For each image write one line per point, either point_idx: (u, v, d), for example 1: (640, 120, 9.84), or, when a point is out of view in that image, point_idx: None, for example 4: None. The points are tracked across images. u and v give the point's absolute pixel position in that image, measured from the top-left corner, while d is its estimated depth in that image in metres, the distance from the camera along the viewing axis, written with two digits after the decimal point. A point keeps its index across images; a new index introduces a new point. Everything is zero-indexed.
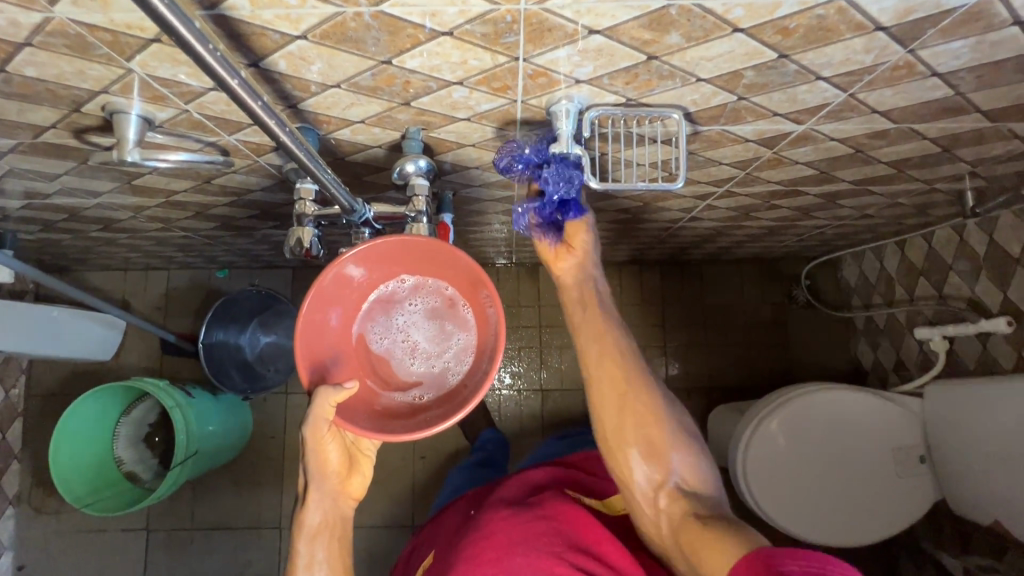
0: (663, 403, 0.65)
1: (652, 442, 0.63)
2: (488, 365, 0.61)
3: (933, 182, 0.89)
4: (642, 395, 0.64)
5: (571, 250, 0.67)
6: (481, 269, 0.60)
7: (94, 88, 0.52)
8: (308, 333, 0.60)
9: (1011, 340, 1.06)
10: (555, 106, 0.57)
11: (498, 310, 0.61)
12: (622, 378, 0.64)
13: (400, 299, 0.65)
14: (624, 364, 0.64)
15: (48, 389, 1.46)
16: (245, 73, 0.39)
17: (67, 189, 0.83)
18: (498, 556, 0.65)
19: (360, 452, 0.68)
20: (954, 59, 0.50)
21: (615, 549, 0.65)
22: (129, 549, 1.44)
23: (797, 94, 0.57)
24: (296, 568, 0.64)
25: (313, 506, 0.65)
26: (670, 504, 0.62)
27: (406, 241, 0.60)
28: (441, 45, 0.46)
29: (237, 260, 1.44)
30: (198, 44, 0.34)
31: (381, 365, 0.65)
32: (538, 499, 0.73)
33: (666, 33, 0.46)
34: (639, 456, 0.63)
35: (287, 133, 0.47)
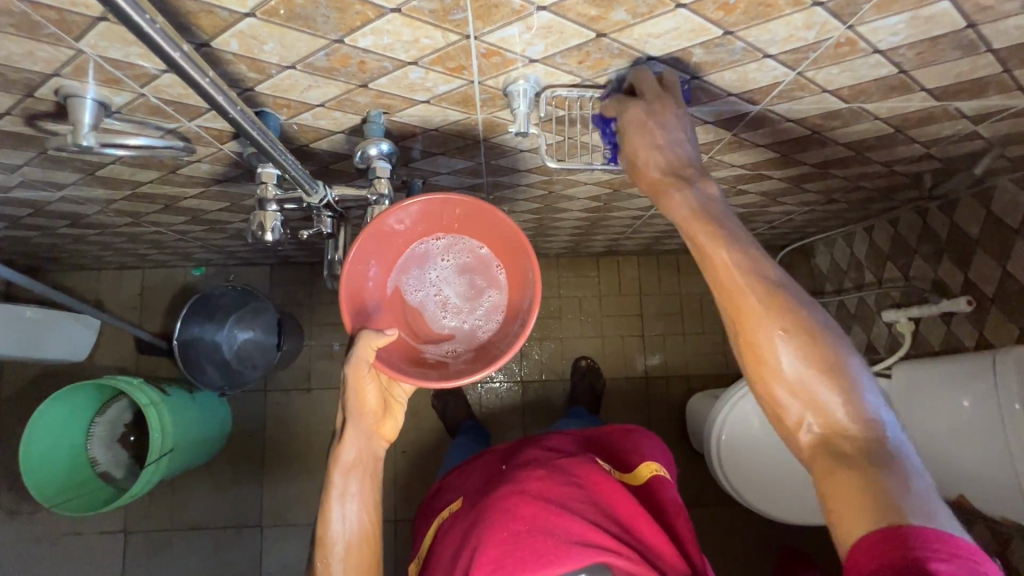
0: (829, 337, 0.49)
1: (800, 369, 0.48)
2: (522, 322, 0.63)
3: (893, 163, 0.92)
4: (795, 323, 0.49)
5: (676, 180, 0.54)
6: (519, 230, 0.62)
7: (45, 70, 0.52)
8: (350, 277, 0.62)
9: (973, 319, 1.09)
10: (511, 86, 0.58)
11: (534, 262, 0.62)
12: (752, 300, 0.50)
13: (435, 256, 0.67)
14: (754, 282, 0.50)
15: (19, 391, 1.44)
16: (187, 47, 0.39)
17: (29, 181, 0.82)
18: (535, 514, 0.65)
19: (393, 399, 0.69)
20: (893, 35, 0.52)
21: (644, 520, 0.68)
22: (105, 551, 1.42)
23: (748, 73, 0.58)
24: (330, 498, 0.65)
25: (349, 443, 0.65)
26: (831, 465, 0.45)
27: (448, 198, 0.61)
28: (391, 23, 0.47)
29: (212, 257, 1.43)
30: (136, 16, 0.34)
31: (415, 318, 0.67)
32: (573, 465, 0.74)
33: (611, 9, 0.47)
34: (782, 393, 0.49)
35: (237, 110, 0.47)
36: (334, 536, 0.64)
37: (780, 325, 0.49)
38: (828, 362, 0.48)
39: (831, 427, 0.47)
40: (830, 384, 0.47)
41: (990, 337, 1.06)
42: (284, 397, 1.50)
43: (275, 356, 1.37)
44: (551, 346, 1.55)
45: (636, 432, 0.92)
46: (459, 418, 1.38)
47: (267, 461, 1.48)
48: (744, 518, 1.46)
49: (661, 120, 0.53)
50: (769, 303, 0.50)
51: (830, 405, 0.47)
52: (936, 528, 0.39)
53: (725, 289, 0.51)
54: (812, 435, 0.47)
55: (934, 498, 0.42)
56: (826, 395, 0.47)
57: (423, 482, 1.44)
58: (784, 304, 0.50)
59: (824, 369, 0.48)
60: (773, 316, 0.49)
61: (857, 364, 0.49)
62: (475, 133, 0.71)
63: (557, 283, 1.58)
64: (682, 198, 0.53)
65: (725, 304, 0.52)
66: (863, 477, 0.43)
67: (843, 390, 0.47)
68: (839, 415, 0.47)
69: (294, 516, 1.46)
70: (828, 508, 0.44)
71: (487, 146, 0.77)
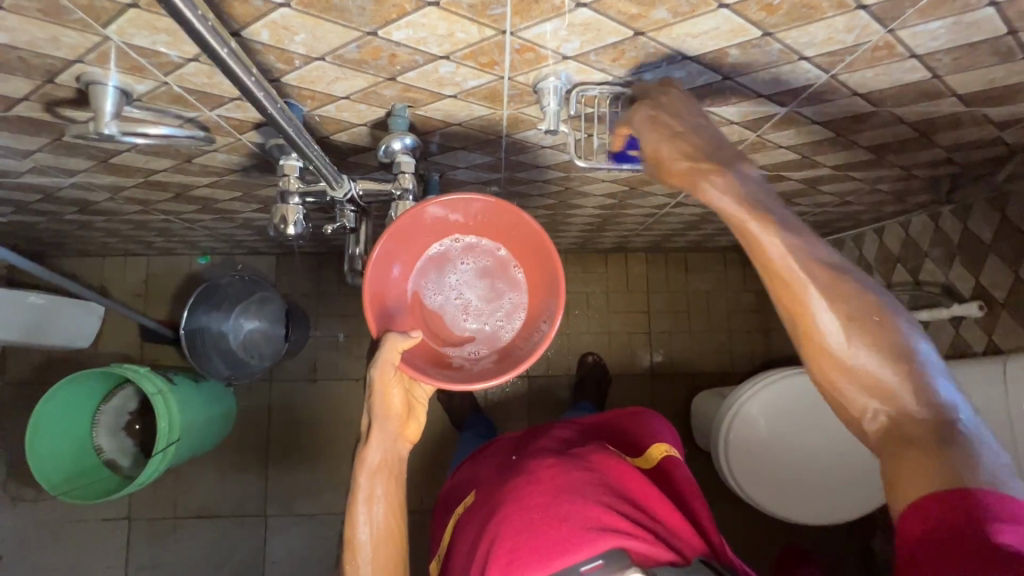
0: (887, 312, 0.48)
1: (857, 346, 0.47)
2: (546, 325, 0.62)
3: (912, 167, 0.91)
4: (849, 296, 0.48)
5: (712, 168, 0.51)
6: (543, 231, 0.61)
7: (68, 56, 0.50)
8: (374, 277, 0.61)
9: (983, 324, 1.10)
10: (542, 83, 0.57)
11: (558, 264, 0.61)
12: (806, 285, 0.48)
13: (454, 259, 0.66)
14: (810, 266, 0.48)
15: (22, 377, 1.43)
16: (233, 44, 0.39)
17: (41, 167, 0.81)
18: (547, 502, 0.65)
19: (415, 400, 0.69)
20: (932, 40, 0.52)
21: (660, 502, 0.67)
22: (109, 537, 1.42)
23: (781, 74, 0.57)
24: (357, 501, 0.65)
25: (375, 445, 0.65)
26: (897, 448, 0.44)
27: (472, 200, 0.60)
28: (428, 16, 0.46)
29: (219, 245, 1.42)
30: (188, 12, 0.33)
31: (435, 321, 0.66)
32: (583, 451, 0.74)
33: (653, 7, 0.46)
34: (841, 378, 0.47)
35: (275, 106, 0.46)
36: (362, 539, 0.64)
37: (835, 306, 0.48)
38: (887, 338, 0.47)
39: (895, 410, 0.46)
40: (893, 366, 0.46)
41: (1000, 342, 1.06)
42: (289, 388, 1.50)
43: (282, 345, 1.36)
44: (558, 341, 1.55)
45: (644, 414, 0.92)
46: (466, 412, 1.38)
47: (273, 451, 1.48)
48: (746, 516, 1.47)
49: (674, 110, 0.53)
50: (823, 290, 0.48)
51: (896, 389, 0.46)
52: (1005, 492, 0.39)
53: (777, 275, 0.49)
54: (873, 420, 0.46)
55: (1009, 476, 0.41)
56: (894, 377, 0.46)
57: (429, 475, 1.44)
58: (838, 284, 0.48)
59: (883, 351, 0.46)
60: (830, 300, 0.48)
61: (916, 340, 0.47)
62: (498, 128, 0.70)
63: (565, 278, 1.58)
64: (721, 192, 0.50)
65: (778, 292, 0.50)
66: (930, 459, 0.42)
67: (906, 371, 0.46)
68: (903, 399, 0.45)
69: (299, 506, 1.46)
70: (891, 489, 0.44)
71: (508, 142, 0.76)
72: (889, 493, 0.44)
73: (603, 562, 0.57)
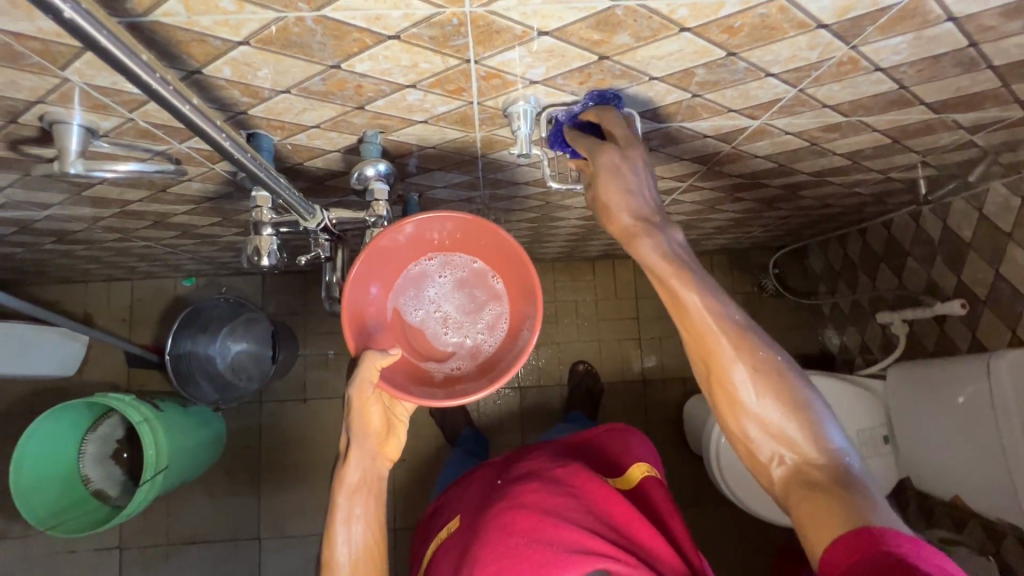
0: (784, 365, 0.53)
1: (765, 403, 0.51)
2: (526, 335, 0.61)
3: (888, 171, 0.92)
4: (753, 350, 0.52)
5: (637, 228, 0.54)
6: (518, 244, 0.60)
7: (29, 98, 0.50)
8: (352, 296, 0.60)
9: (966, 321, 1.11)
10: (511, 107, 0.56)
11: (534, 274, 0.60)
12: (722, 347, 0.52)
13: (430, 275, 0.65)
14: (724, 322, 0.52)
15: (6, 408, 1.40)
16: (196, 99, 0.39)
17: (13, 201, 0.80)
18: (531, 527, 0.64)
19: (396, 418, 0.67)
20: (896, 54, 0.52)
21: (643, 527, 0.67)
22: (100, 567, 1.40)
23: (749, 90, 0.58)
24: (335, 521, 0.63)
25: (353, 463, 0.64)
26: (800, 495, 0.49)
27: (445, 218, 0.60)
28: (390, 49, 0.45)
29: (203, 267, 1.40)
30: (145, 75, 0.34)
31: (415, 337, 0.65)
32: (565, 474, 0.73)
33: (615, 33, 0.46)
34: (750, 423, 0.52)
35: (244, 154, 0.47)
36: (340, 561, 0.63)
37: (745, 360, 0.52)
38: (789, 394, 0.52)
39: (793, 452, 0.51)
40: (792, 418, 0.51)
41: (983, 339, 1.07)
42: (279, 408, 1.48)
43: (270, 366, 1.35)
44: (549, 351, 1.55)
45: (629, 433, 0.91)
46: (458, 426, 1.37)
47: (264, 472, 1.46)
48: (741, 519, 1.47)
49: (623, 175, 0.53)
50: (741, 347, 0.52)
51: (794, 438, 0.51)
52: (902, 535, 0.43)
53: (696, 333, 0.53)
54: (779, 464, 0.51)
55: (893, 516, 0.46)
56: (790, 428, 0.51)
57: (422, 491, 1.43)
58: (748, 341, 0.53)
59: (785, 402, 0.52)
60: (744, 356, 0.52)
61: (813, 394, 0.53)
62: (473, 150, 0.70)
63: (553, 287, 1.58)
64: (650, 241, 0.53)
65: (699, 354, 0.54)
66: (833, 500, 0.47)
67: (803, 424, 0.51)
68: (803, 445, 0.51)
69: (292, 527, 1.45)
70: (803, 538, 0.48)
71: (485, 161, 0.76)
72: (805, 540, 0.47)
73: None
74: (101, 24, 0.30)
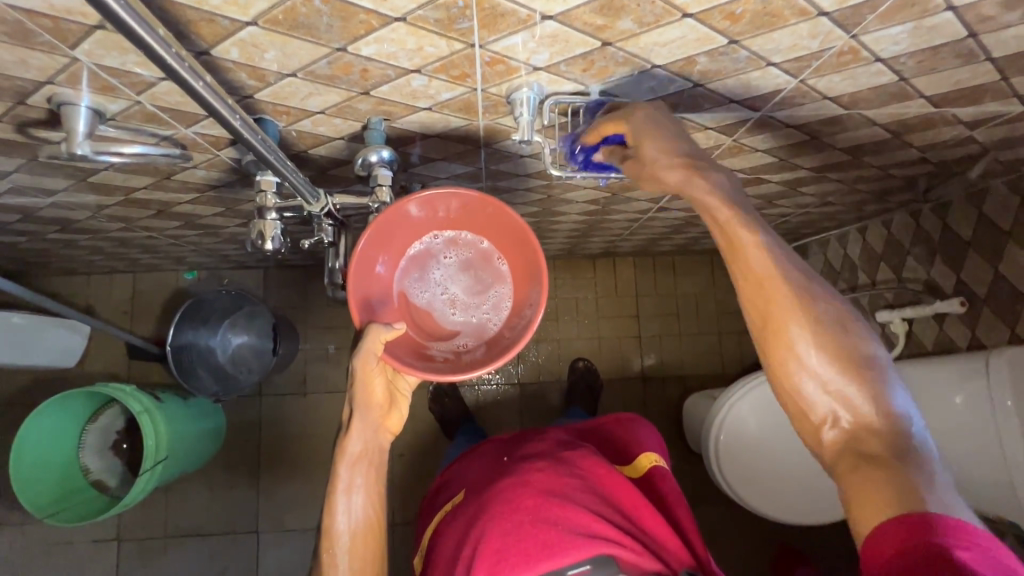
0: (847, 328, 0.51)
1: (824, 364, 0.50)
2: (531, 313, 0.62)
3: (888, 167, 0.93)
4: (814, 309, 0.51)
5: (683, 170, 0.53)
6: (526, 225, 0.60)
7: (38, 78, 0.51)
8: (355, 275, 0.60)
9: (965, 320, 1.11)
10: (514, 94, 0.57)
11: (540, 255, 0.61)
12: (782, 301, 0.51)
13: (437, 255, 0.66)
14: (782, 278, 0.52)
15: (6, 398, 1.41)
16: (210, 78, 0.39)
17: (19, 187, 0.80)
18: (537, 505, 0.64)
19: (399, 391, 0.68)
20: (895, 44, 0.52)
21: (647, 512, 0.68)
22: (98, 559, 1.40)
23: (750, 80, 0.58)
24: (336, 491, 0.63)
25: (356, 435, 0.63)
26: (851, 462, 0.48)
27: (452, 196, 0.60)
28: (396, 32, 0.46)
29: (205, 260, 1.41)
30: (164, 53, 0.34)
31: (422, 318, 0.65)
32: (573, 456, 0.73)
33: (618, 18, 0.46)
34: (804, 385, 0.50)
35: (255, 137, 0.48)
36: (339, 530, 0.63)
37: (804, 320, 0.51)
38: (851, 358, 0.50)
39: (851, 418, 0.49)
40: (851, 376, 0.49)
41: (983, 337, 1.07)
42: (280, 402, 1.49)
43: (271, 359, 1.35)
44: (548, 347, 1.55)
45: (634, 422, 0.91)
46: (457, 421, 1.37)
47: (263, 465, 1.46)
48: (740, 517, 1.47)
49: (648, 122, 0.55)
50: (800, 306, 0.51)
51: (852, 401, 0.49)
52: (958, 519, 0.41)
53: (757, 288, 0.52)
54: (832, 428, 0.50)
55: (950, 491, 0.44)
56: (848, 390, 0.49)
57: (420, 486, 1.44)
58: (808, 299, 0.51)
59: (846, 366, 0.49)
60: (801, 316, 0.51)
61: (880, 361, 0.50)
62: (476, 139, 0.71)
63: (554, 284, 1.58)
64: (710, 189, 0.53)
65: (755, 308, 0.53)
66: (885, 472, 0.45)
67: (864, 390, 0.49)
68: (862, 410, 0.49)
69: (290, 521, 1.45)
70: (847, 505, 0.47)
71: (488, 152, 0.76)
72: (850, 509, 0.46)
73: (590, 567, 0.57)
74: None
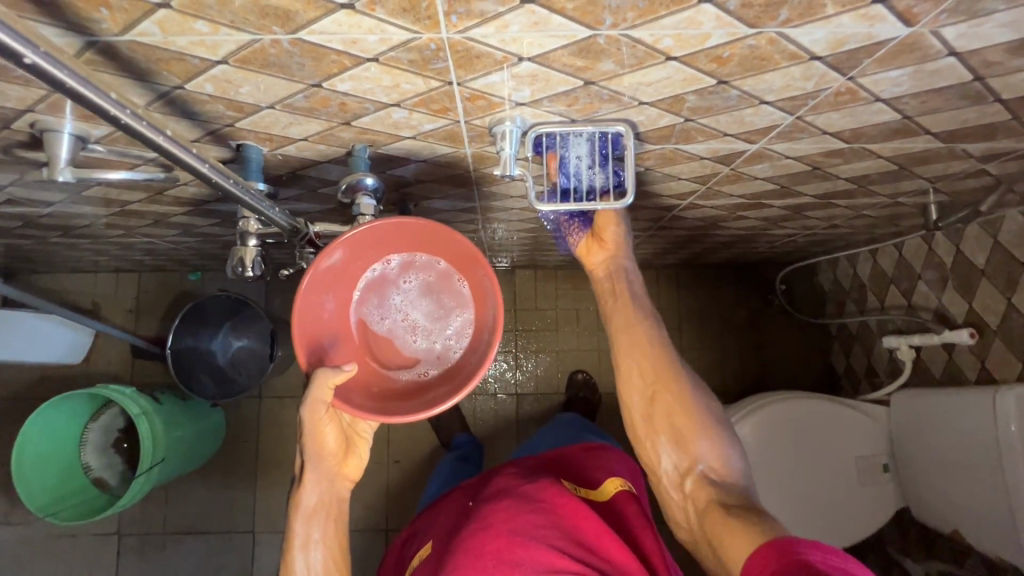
0: (693, 390, 0.69)
1: (676, 427, 0.68)
2: (489, 339, 0.61)
3: (896, 196, 0.89)
4: (672, 381, 0.68)
5: (602, 244, 0.73)
6: (477, 250, 0.60)
7: (17, 106, 0.51)
8: (302, 320, 0.59)
9: (975, 350, 1.07)
10: (497, 127, 0.55)
11: (494, 282, 0.60)
12: (652, 376, 0.69)
13: (392, 280, 0.64)
14: (650, 352, 0.69)
15: (15, 393, 1.44)
16: (171, 130, 0.41)
17: (17, 198, 0.81)
18: (501, 548, 0.64)
19: (358, 434, 0.69)
20: (896, 86, 0.50)
21: (616, 547, 0.65)
22: (98, 553, 1.43)
23: (744, 117, 0.56)
24: (293, 547, 0.65)
25: (309, 487, 0.66)
26: (713, 513, 0.61)
27: (399, 225, 0.59)
28: (369, 70, 0.45)
29: (208, 263, 1.42)
30: (116, 112, 0.35)
31: (382, 346, 0.65)
32: (532, 489, 0.72)
33: (598, 60, 0.44)
34: (663, 452, 0.68)
35: (228, 181, 0.48)
36: None
37: (664, 393, 0.68)
38: (692, 420, 0.68)
39: (701, 468, 0.66)
40: (696, 437, 0.67)
41: (993, 370, 1.04)
42: (279, 404, 1.50)
43: (269, 364, 1.35)
44: (548, 359, 1.54)
45: (602, 452, 0.92)
46: (453, 432, 1.37)
47: (261, 466, 1.48)
48: None
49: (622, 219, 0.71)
50: (661, 379, 0.68)
51: (697, 455, 0.67)
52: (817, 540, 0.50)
53: (631, 366, 0.69)
54: (688, 477, 0.66)
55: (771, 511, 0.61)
56: (695, 444, 0.67)
57: (415, 493, 1.44)
58: (665, 368, 0.69)
59: (689, 429, 0.67)
60: (666, 386, 0.68)
61: (716, 420, 0.69)
62: (466, 164, 0.70)
63: (555, 295, 1.56)
64: (623, 277, 0.73)
65: (629, 386, 0.70)
66: (733, 514, 0.59)
67: (703, 441, 0.67)
68: (705, 458, 0.66)
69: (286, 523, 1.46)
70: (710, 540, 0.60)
71: (478, 175, 0.75)
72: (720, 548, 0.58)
73: None
74: (68, 66, 0.32)
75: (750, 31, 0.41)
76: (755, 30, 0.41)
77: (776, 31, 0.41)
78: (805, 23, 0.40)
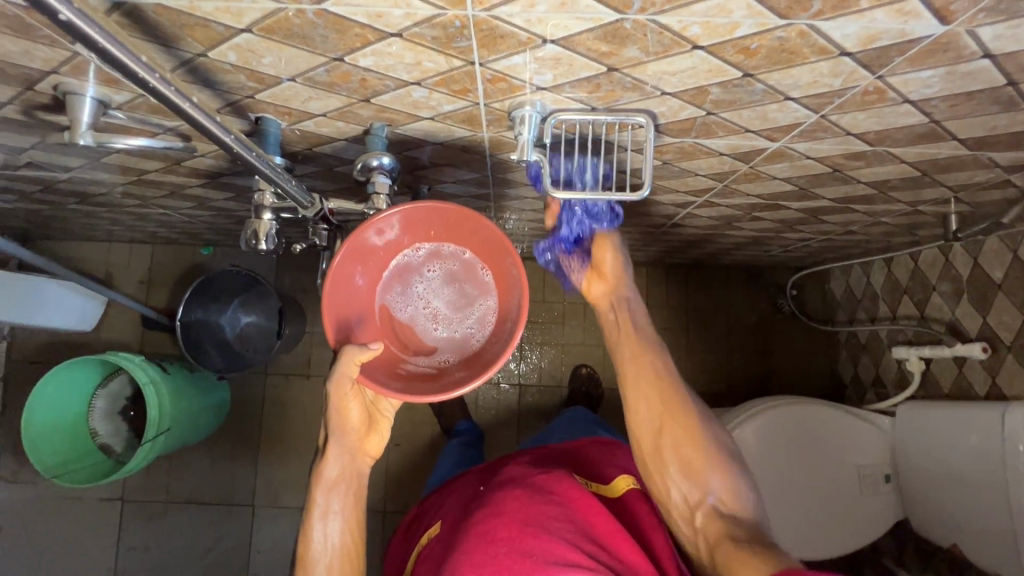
0: (703, 424, 0.71)
1: (686, 461, 0.69)
2: (512, 327, 0.61)
3: (917, 204, 0.88)
4: (681, 412, 0.69)
5: (603, 278, 0.71)
6: (505, 236, 0.60)
7: (43, 68, 0.51)
8: (331, 297, 0.60)
9: (987, 365, 1.06)
10: (517, 111, 0.55)
11: (520, 269, 0.60)
12: (660, 416, 0.69)
13: (417, 267, 0.65)
14: (660, 386, 0.69)
15: (27, 356, 1.47)
16: (196, 97, 0.40)
17: (37, 162, 0.82)
18: (514, 537, 0.64)
19: (380, 413, 0.69)
20: (926, 88, 0.49)
21: (625, 543, 0.66)
22: (101, 517, 1.46)
23: (768, 112, 0.55)
24: (313, 515, 0.67)
25: (332, 460, 0.66)
26: (725, 545, 0.64)
27: (426, 207, 0.59)
28: (392, 46, 0.45)
29: (220, 238, 1.43)
30: (145, 75, 0.36)
31: (405, 332, 0.65)
32: (547, 480, 0.72)
33: (624, 46, 0.44)
34: (673, 484, 0.69)
35: (250, 153, 0.49)
36: (315, 553, 0.66)
37: (673, 430, 0.69)
38: (701, 452, 0.69)
39: (710, 500, 0.68)
40: (705, 471, 0.69)
41: (1004, 387, 1.02)
42: (283, 381, 1.51)
43: (275, 341, 1.36)
44: (552, 351, 1.54)
45: (615, 449, 0.91)
46: (454, 418, 1.37)
47: (264, 442, 1.50)
48: None
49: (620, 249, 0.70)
50: (670, 413, 0.69)
51: (706, 488, 0.69)
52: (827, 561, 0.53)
53: (641, 404, 0.69)
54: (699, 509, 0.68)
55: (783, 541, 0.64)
56: (705, 479, 0.69)
57: (413, 476, 1.45)
58: (673, 403, 0.69)
59: (697, 462, 0.69)
60: (675, 422, 0.69)
61: (723, 451, 0.70)
62: (482, 148, 0.69)
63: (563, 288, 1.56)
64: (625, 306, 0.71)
65: (637, 422, 0.70)
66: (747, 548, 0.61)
67: (710, 476, 0.69)
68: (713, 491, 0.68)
69: (284, 499, 1.48)
70: None
71: (493, 161, 0.74)
72: None
73: None
74: (100, 27, 0.31)
75: (781, 22, 0.40)
76: (786, 21, 0.40)
77: (807, 23, 0.40)
78: (837, 16, 0.39)
